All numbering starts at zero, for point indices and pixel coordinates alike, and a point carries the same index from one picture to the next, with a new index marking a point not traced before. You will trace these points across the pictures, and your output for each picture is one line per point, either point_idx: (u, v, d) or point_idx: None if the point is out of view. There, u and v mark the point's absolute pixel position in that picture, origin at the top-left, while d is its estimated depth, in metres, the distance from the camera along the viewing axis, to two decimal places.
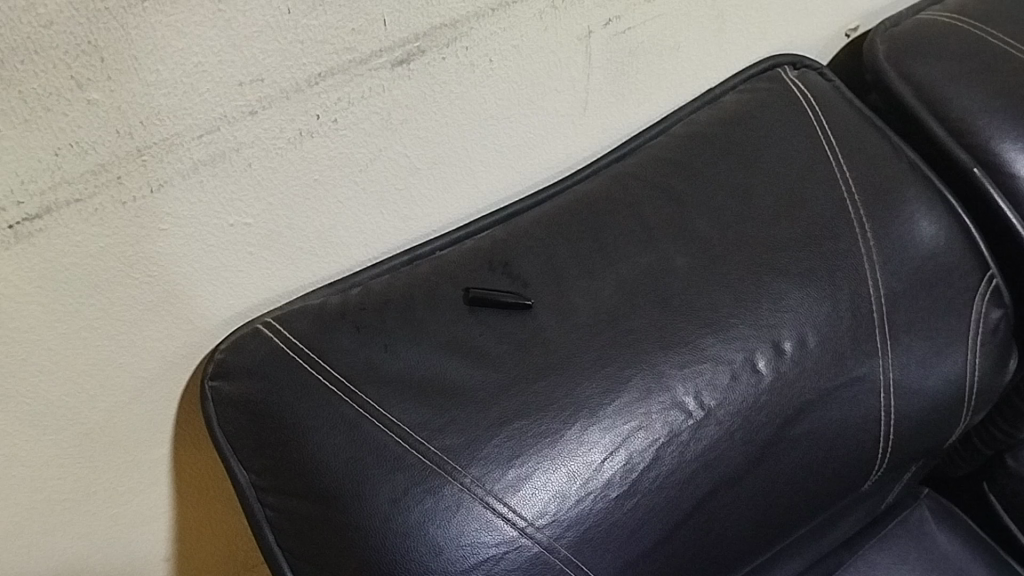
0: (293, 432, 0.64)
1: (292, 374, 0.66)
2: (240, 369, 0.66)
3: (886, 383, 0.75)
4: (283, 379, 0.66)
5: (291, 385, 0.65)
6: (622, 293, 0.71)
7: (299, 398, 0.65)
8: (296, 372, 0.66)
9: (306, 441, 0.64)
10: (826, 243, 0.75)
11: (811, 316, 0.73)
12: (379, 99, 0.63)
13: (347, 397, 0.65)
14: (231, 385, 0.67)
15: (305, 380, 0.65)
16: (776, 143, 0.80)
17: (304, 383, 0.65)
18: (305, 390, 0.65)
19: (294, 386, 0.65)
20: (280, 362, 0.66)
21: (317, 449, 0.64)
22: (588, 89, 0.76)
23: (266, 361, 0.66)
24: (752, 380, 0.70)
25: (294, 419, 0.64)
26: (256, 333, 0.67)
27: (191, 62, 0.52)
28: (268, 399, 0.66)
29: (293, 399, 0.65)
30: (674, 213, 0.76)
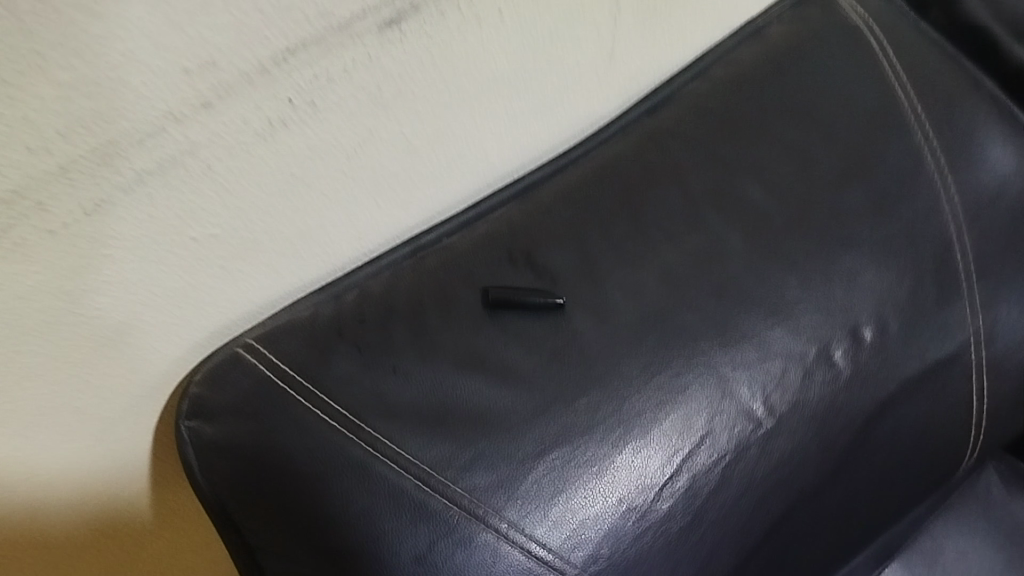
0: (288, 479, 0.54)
1: (281, 409, 0.55)
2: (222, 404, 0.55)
3: (978, 364, 0.66)
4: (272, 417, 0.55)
5: (281, 421, 0.55)
6: (670, 283, 0.60)
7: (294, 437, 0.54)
8: (287, 406, 0.55)
9: (305, 490, 0.53)
10: (902, 204, 0.64)
11: (891, 295, 0.62)
12: (366, 72, 0.50)
13: (351, 434, 0.54)
14: (211, 424, 0.56)
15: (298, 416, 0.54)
16: (837, 84, 0.67)
17: (297, 421, 0.54)
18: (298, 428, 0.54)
19: (286, 423, 0.54)
20: (269, 394, 0.55)
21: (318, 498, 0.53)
22: (615, 34, 0.64)
23: (253, 394, 0.55)
24: (829, 375, 0.60)
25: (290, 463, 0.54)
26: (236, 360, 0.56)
27: (117, 51, 0.39)
28: (256, 439, 0.55)
29: (286, 440, 0.54)
30: (725, 177, 0.64)
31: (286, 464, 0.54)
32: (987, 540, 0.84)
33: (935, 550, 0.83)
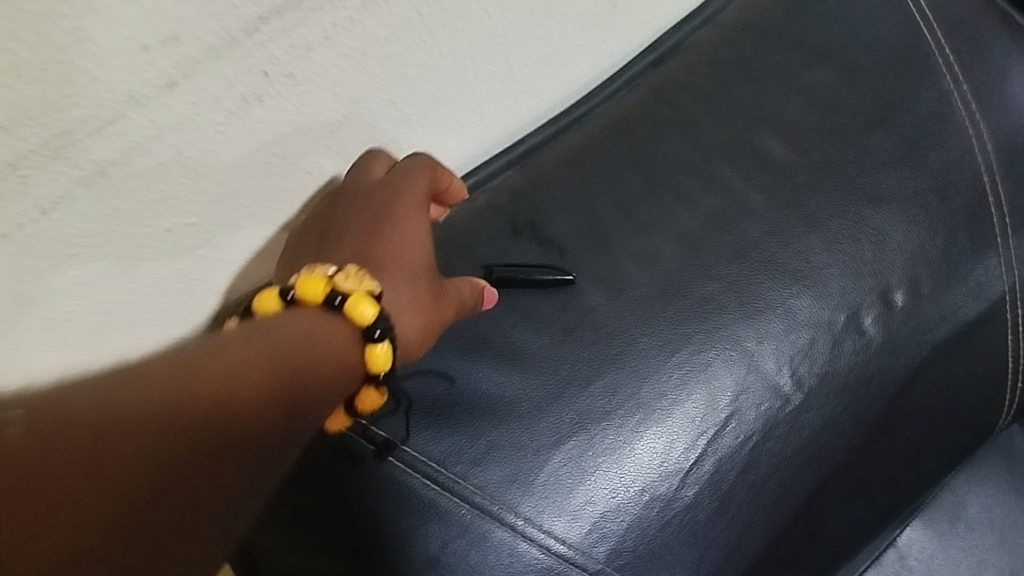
0: (411, 259, 0.48)
1: (390, 180, 0.50)
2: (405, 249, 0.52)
3: (1013, 322, 0.61)
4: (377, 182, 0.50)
5: (407, 197, 0.50)
6: (686, 251, 0.56)
7: (408, 227, 0.49)
8: (404, 192, 0.49)
9: (422, 272, 0.48)
10: (933, 155, 0.59)
11: (924, 254, 0.57)
12: (349, 36, 0.45)
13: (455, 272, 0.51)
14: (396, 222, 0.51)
15: (402, 184, 0.50)
16: (859, 25, 0.62)
17: (404, 189, 0.50)
18: (405, 205, 0.49)
19: (401, 204, 0.49)
20: (381, 191, 0.49)
21: (434, 311, 0.48)
22: None
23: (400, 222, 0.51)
24: (859, 344, 0.55)
25: (405, 219, 0.49)
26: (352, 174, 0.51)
27: (65, 29, 0.34)
28: (378, 215, 0.49)
29: (407, 225, 0.49)
30: (740, 133, 0.59)
31: (406, 221, 0.49)
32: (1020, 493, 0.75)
33: (956, 506, 0.74)
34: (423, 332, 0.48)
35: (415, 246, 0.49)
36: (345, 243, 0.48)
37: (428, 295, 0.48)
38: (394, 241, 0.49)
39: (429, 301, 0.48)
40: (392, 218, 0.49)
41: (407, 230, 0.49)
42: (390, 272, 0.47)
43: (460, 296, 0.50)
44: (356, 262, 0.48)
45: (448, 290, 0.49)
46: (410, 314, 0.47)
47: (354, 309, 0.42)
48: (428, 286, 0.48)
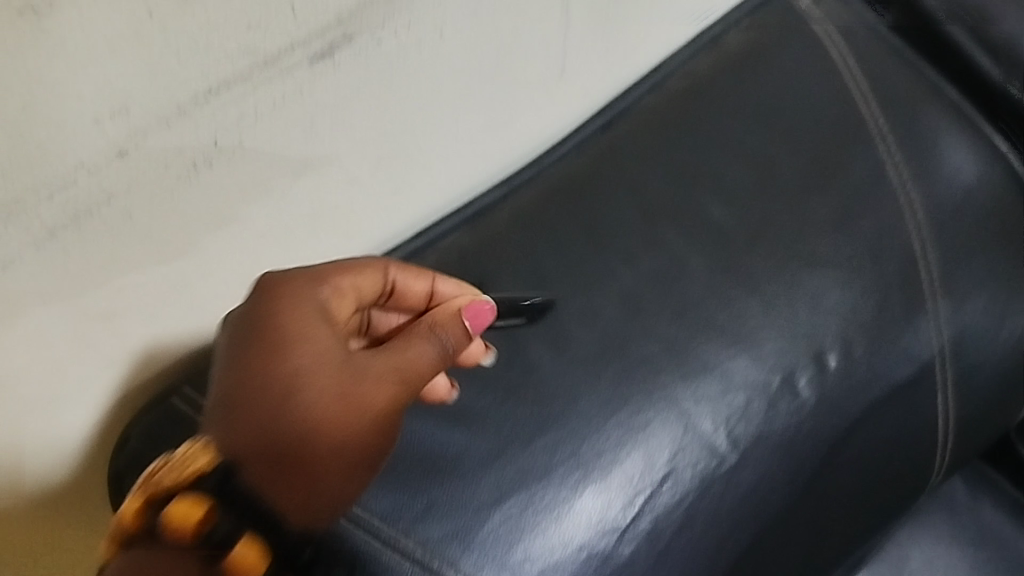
0: (325, 366, 0.44)
1: (302, 282, 0.46)
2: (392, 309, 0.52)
3: (943, 382, 0.64)
4: (292, 275, 0.47)
5: (313, 303, 0.46)
6: (628, 311, 0.58)
7: (323, 331, 0.45)
8: (315, 297, 0.46)
9: (345, 363, 0.45)
10: (865, 220, 0.62)
11: (856, 317, 0.60)
12: (298, 106, 0.46)
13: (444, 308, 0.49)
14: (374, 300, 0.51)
15: (313, 292, 0.46)
16: (797, 96, 0.65)
17: (324, 292, 0.47)
18: (327, 311, 0.46)
19: (305, 315, 0.45)
20: (276, 315, 0.45)
21: (373, 398, 0.45)
22: (567, 51, 0.59)
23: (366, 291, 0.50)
24: (793, 406, 0.58)
25: (320, 321, 0.45)
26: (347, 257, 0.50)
27: (18, 103, 0.36)
28: (260, 347, 0.44)
29: (326, 317, 0.46)
30: (682, 198, 0.61)
31: (313, 331, 0.45)
32: (956, 538, 0.76)
33: (898, 556, 0.74)
34: (375, 423, 0.45)
35: (322, 355, 0.44)
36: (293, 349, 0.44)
37: (364, 381, 0.45)
38: (291, 364, 0.44)
39: (363, 386, 0.45)
40: (296, 338, 0.44)
41: (313, 337, 0.45)
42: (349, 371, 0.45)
43: (428, 357, 0.46)
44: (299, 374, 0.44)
45: (407, 352, 0.46)
46: (341, 417, 0.44)
47: (177, 513, 0.40)
48: (359, 369, 0.45)
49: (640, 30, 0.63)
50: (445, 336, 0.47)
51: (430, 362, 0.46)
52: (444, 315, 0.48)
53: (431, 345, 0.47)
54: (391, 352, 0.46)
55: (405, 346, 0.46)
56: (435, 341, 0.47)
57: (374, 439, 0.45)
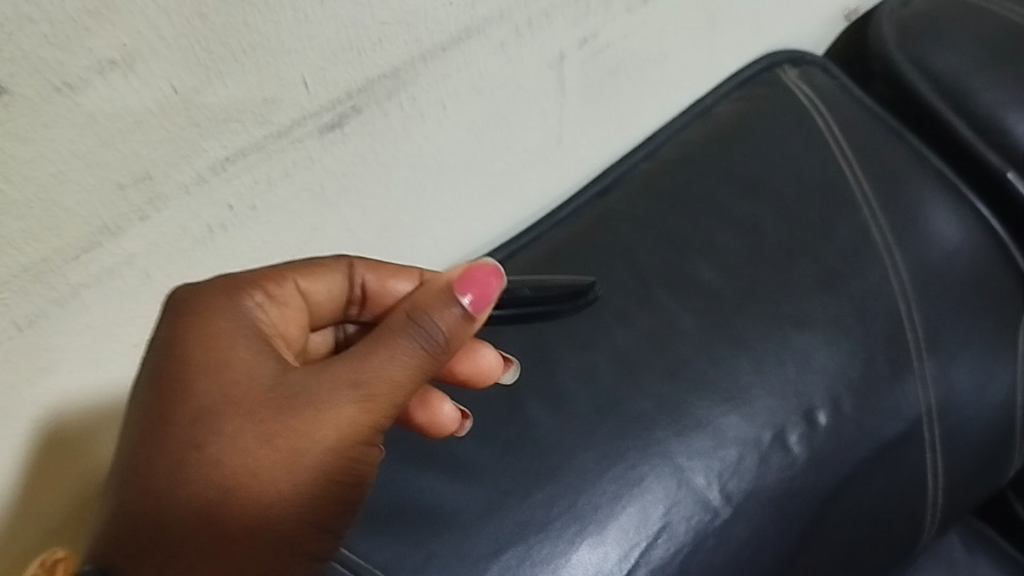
0: (247, 395, 0.39)
1: (223, 296, 0.42)
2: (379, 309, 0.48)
3: (931, 440, 0.65)
4: (213, 285, 0.43)
5: (236, 321, 0.42)
6: (623, 370, 0.60)
7: (247, 350, 0.41)
8: (241, 313, 0.42)
9: (275, 385, 0.40)
10: (852, 282, 0.64)
11: (844, 375, 0.62)
12: (309, 173, 0.49)
13: (431, 287, 0.42)
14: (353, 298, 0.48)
15: (235, 307, 0.42)
16: (785, 164, 0.68)
17: (252, 304, 0.43)
18: (260, 325, 0.43)
19: (223, 339, 0.41)
20: (190, 341, 0.41)
21: (314, 424, 0.39)
22: (564, 121, 0.62)
23: (332, 288, 0.47)
24: (785, 461, 0.59)
25: (247, 340, 0.41)
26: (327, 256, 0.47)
27: (50, 172, 0.38)
28: (167, 383, 0.40)
29: (255, 335, 0.42)
30: (675, 260, 0.64)
31: (234, 353, 0.41)
32: None
33: None
34: (323, 452, 0.40)
35: (246, 378, 0.40)
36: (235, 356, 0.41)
37: (296, 406, 0.39)
38: (201, 400, 0.40)
39: (301, 413, 0.39)
40: (214, 365, 0.40)
41: (233, 363, 0.40)
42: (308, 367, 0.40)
43: (393, 362, 0.40)
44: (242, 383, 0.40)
45: (362, 361, 0.40)
46: (286, 430, 0.39)
47: None
48: (296, 389, 0.40)
49: (635, 101, 0.66)
50: (416, 330, 0.40)
51: (394, 366, 0.40)
52: (422, 300, 0.41)
53: (393, 348, 0.40)
54: (337, 365, 0.40)
55: (362, 353, 0.40)
56: (404, 342, 0.40)
57: (331, 467, 0.40)
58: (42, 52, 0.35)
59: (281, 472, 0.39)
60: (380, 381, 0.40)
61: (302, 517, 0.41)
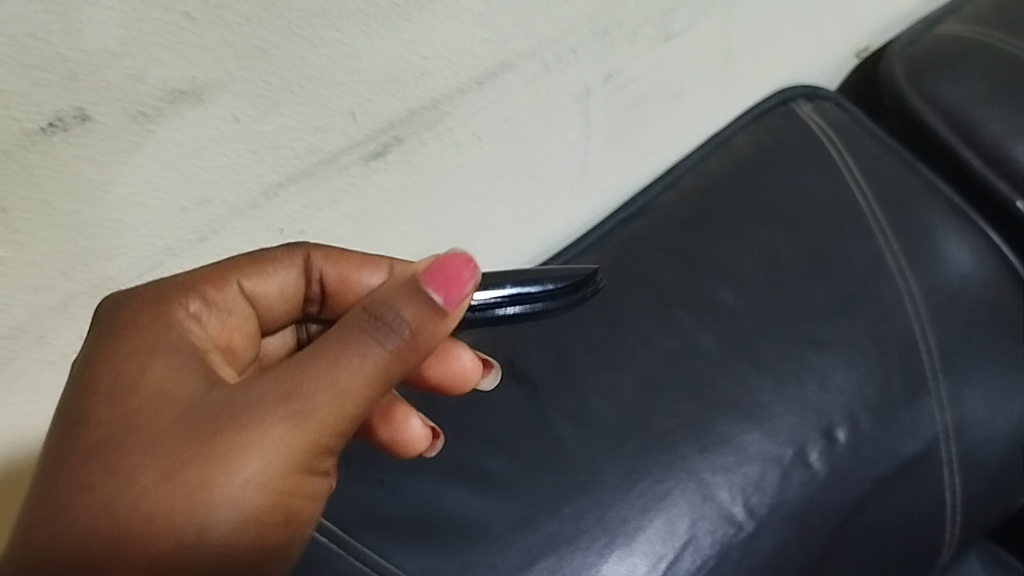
0: (157, 420, 0.36)
1: (152, 305, 0.41)
2: (338, 300, 0.48)
3: (947, 459, 0.67)
4: (143, 291, 0.41)
5: (162, 337, 0.40)
6: (647, 389, 0.62)
7: (168, 371, 0.38)
8: (168, 328, 0.40)
9: (191, 406, 0.36)
10: (867, 305, 0.67)
11: (862, 394, 0.64)
12: (351, 200, 0.52)
13: (393, 281, 0.38)
14: (312, 289, 0.47)
15: (164, 319, 0.40)
16: (802, 193, 0.71)
17: (182, 315, 0.41)
18: (191, 339, 0.40)
19: (141, 361, 0.38)
20: (107, 365, 0.39)
21: (231, 446, 0.35)
22: (588, 152, 0.65)
23: (286, 279, 0.46)
24: (806, 477, 0.61)
25: (168, 359, 0.39)
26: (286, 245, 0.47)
27: (121, 194, 0.42)
28: (73, 415, 0.37)
29: (180, 355, 0.39)
30: (696, 285, 0.66)
31: (150, 374, 0.38)
32: None
33: None
34: (243, 479, 0.35)
35: (158, 400, 0.37)
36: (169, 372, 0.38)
37: (212, 426, 0.35)
38: (105, 427, 0.36)
39: (218, 434, 0.35)
40: (127, 390, 0.37)
41: (148, 386, 0.37)
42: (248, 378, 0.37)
43: (334, 368, 0.36)
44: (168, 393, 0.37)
45: (296, 370, 0.36)
46: (208, 443, 0.35)
47: None
48: (214, 407, 0.36)
49: (656, 134, 0.69)
50: (364, 329, 0.36)
51: (334, 373, 0.36)
52: (377, 294, 0.37)
53: (336, 353, 0.36)
54: (267, 376, 0.36)
55: (300, 360, 0.36)
56: (350, 344, 0.36)
57: (256, 497, 0.35)
58: (122, 82, 0.38)
59: (199, 492, 0.34)
60: (315, 390, 0.35)
61: (227, 545, 0.35)
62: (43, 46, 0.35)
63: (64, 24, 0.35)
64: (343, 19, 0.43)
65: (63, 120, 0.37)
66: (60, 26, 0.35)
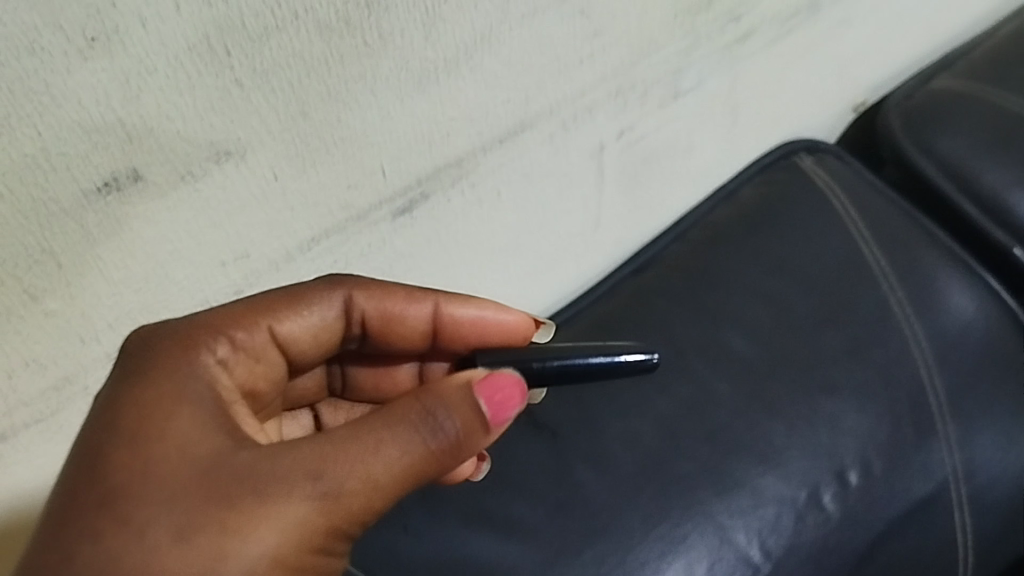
0: (178, 474, 0.34)
1: (183, 351, 0.39)
2: (381, 333, 0.48)
3: (959, 502, 0.68)
4: (173, 334, 0.40)
5: (188, 384, 0.38)
6: (665, 435, 0.63)
7: (193, 421, 0.36)
8: (195, 375, 0.38)
9: (215, 464, 0.34)
10: (875, 351, 0.68)
11: (872, 438, 0.65)
12: (379, 254, 0.54)
13: (443, 381, 0.38)
14: (352, 326, 0.47)
15: (191, 367, 0.39)
16: (809, 243, 0.73)
17: (210, 363, 0.39)
18: (216, 389, 0.39)
19: (164, 405, 0.36)
20: (128, 403, 0.36)
21: (253, 517, 0.33)
22: (602, 205, 0.67)
23: (325, 317, 0.45)
24: (820, 519, 0.63)
25: (194, 409, 0.37)
26: (325, 279, 0.46)
27: (166, 249, 0.44)
28: (85, 452, 0.35)
29: (204, 404, 0.37)
30: (707, 333, 0.68)
31: (174, 422, 0.36)
32: None
33: None
34: (260, 552, 0.33)
35: (181, 452, 0.35)
36: (193, 422, 0.36)
37: (237, 492, 0.34)
38: (120, 474, 0.34)
39: (241, 501, 0.34)
40: (148, 434, 0.35)
41: (170, 434, 0.35)
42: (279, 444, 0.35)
43: (371, 454, 0.35)
44: (191, 445, 0.35)
45: (332, 447, 0.35)
46: (232, 511, 0.33)
47: None
48: (240, 470, 0.34)
49: (665, 187, 0.71)
50: (411, 423, 0.36)
51: (370, 460, 0.35)
52: (426, 389, 0.38)
53: (376, 439, 0.36)
54: (300, 447, 0.35)
55: (337, 437, 0.35)
56: (392, 434, 0.36)
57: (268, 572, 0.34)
58: (173, 145, 0.40)
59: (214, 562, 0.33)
60: (348, 473, 0.35)
61: None
62: (104, 113, 0.37)
63: (123, 91, 0.37)
64: (378, 83, 0.46)
65: (117, 180, 0.40)
66: (121, 93, 0.37)
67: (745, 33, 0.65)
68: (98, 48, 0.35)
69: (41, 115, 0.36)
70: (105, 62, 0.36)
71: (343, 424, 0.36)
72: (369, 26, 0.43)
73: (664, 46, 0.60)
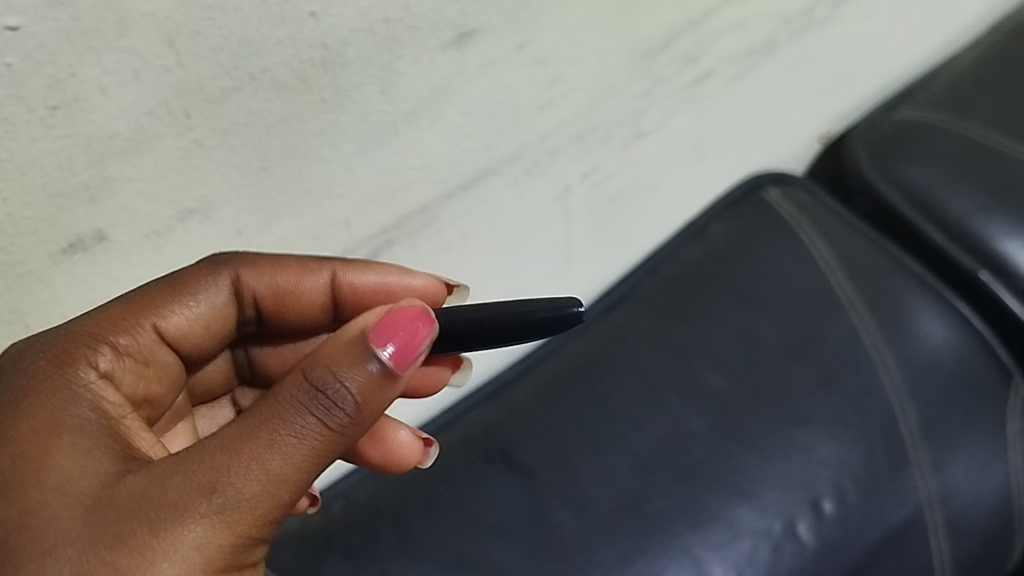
0: (60, 520, 0.32)
1: (62, 371, 0.37)
2: (277, 307, 0.47)
3: (935, 526, 0.68)
4: (45, 352, 0.37)
5: (70, 411, 0.36)
6: (640, 470, 0.64)
7: (70, 451, 0.34)
8: (77, 399, 0.36)
9: (101, 498, 0.32)
10: (848, 382, 0.69)
11: (847, 468, 0.66)
12: None
13: (331, 343, 0.35)
14: (244, 307, 0.46)
15: (73, 388, 0.37)
16: (777, 274, 0.74)
17: (93, 380, 0.38)
18: (99, 405, 0.37)
19: (39, 441, 0.34)
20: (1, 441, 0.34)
21: (151, 550, 0.31)
22: (571, 245, 0.68)
23: (214, 303, 0.44)
24: (796, 549, 0.63)
25: (77, 440, 0.34)
26: (209, 261, 0.44)
27: None
28: None
29: (83, 429, 0.35)
30: (680, 369, 0.69)
31: (56, 457, 0.33)
32: None
33: None
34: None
35: (61, 491, 0.32)
36: (72, 451, 0.34)
37: (128, 528, 0.31)
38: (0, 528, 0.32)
39: (134, 536, 0.31)
40: (24, 479, 0.33)
41: (46, 474, 0.33)
42: (166, 463, 0.33)
43: (267, 451, 0.33)
44: (72, 476, 0.33)
45: (223, 455, 0.33)
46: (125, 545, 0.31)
47: None
48: (128, 501, 0.32)
49: (633, 231, 0.73)
50: (301, 404, 0.34)
51: (267, 457, 0.33)
52: (313, 357, 0.35)
53: (269, 433, 0.33)
54: (189, 460, 0.33)
55: (227, 440, 0.33)
56: (284, 422, 0.34)
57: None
58: (137, 206, 0.42)
59: None
60: (245, 480, 0.33)
61: None
62: (69, 177, 0.38)
63: (87, 154, 0.38)
64: (338, 137, 0.47)
65: (82, 241, 0.41)
66: (84, 157, 0.38)
67: (703, 73, 0.66)
68: (61, 115, 0.37)
69: (6, 182, 0.37)
70: (69, 129, 0.37)
71: (230, 422, 0.34)
72: (327, 83, 0.44)
73: (622, 90, 0.61)
